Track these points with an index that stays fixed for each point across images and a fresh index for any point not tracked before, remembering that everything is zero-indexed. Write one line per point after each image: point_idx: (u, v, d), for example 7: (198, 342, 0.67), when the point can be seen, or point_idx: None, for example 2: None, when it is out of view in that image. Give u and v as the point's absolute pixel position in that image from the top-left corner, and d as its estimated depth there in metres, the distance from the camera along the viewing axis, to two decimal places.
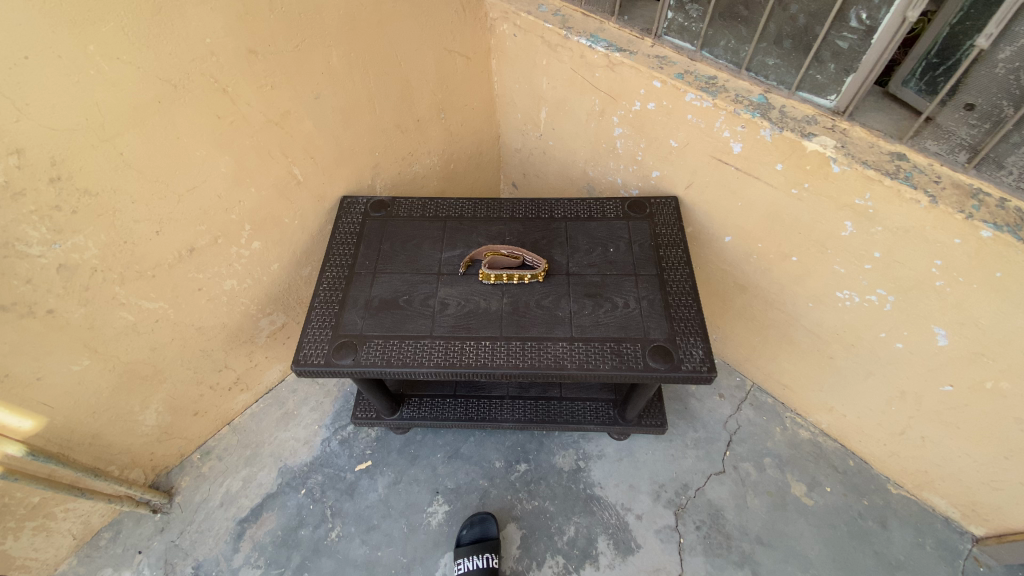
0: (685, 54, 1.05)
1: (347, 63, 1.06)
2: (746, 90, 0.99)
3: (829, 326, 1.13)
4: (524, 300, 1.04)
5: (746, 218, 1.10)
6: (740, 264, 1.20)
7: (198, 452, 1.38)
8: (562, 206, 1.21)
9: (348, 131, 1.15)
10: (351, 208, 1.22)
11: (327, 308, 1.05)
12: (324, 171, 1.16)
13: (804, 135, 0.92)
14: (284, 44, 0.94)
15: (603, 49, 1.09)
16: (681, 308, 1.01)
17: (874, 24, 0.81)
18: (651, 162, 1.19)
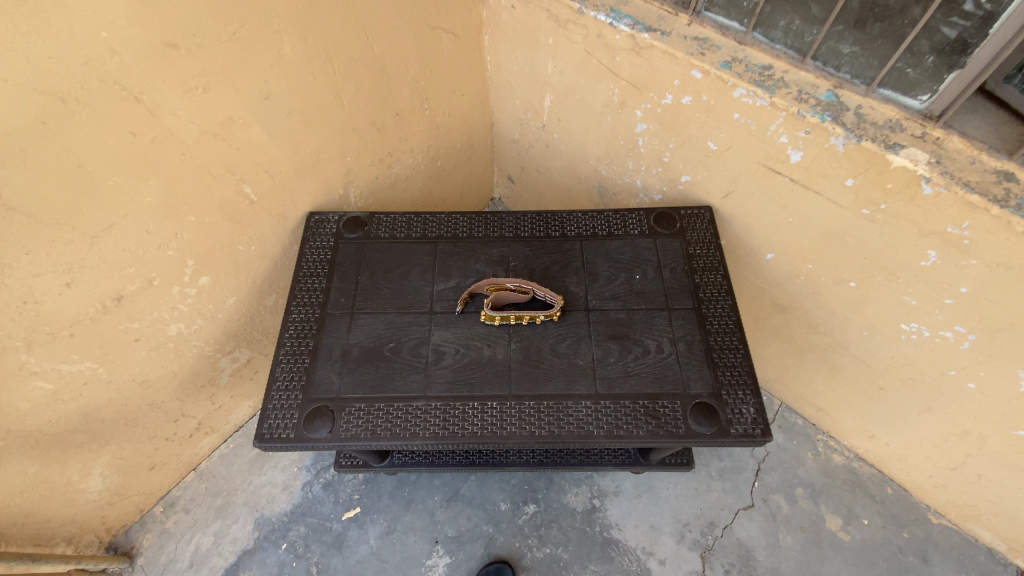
0: (731, 36, 0.84)
1: (303, 51, 0.83)
2: (811, 85, 0.79)
3: (884, 356, 0.99)
4: (536, 346, 0.86)
5: (797, 236, 0.93)
6: (782, 284, 1.04)
7: (160, 505, 1.21)
8: (575, 221, 1.01)
9: (310, 135, 0.93)
10: (320, 227, 1.00)
11: (295, 363, 0.85)
12: (282, 185, 0.95)
13: (888, 146, 0.73)
14: (216, 32, 0.71)
15: (628, 28, 0.87)
16: (725, 353, 0.85)
17: (997, 9, 0.62)
18: (681, 166, 0.99)
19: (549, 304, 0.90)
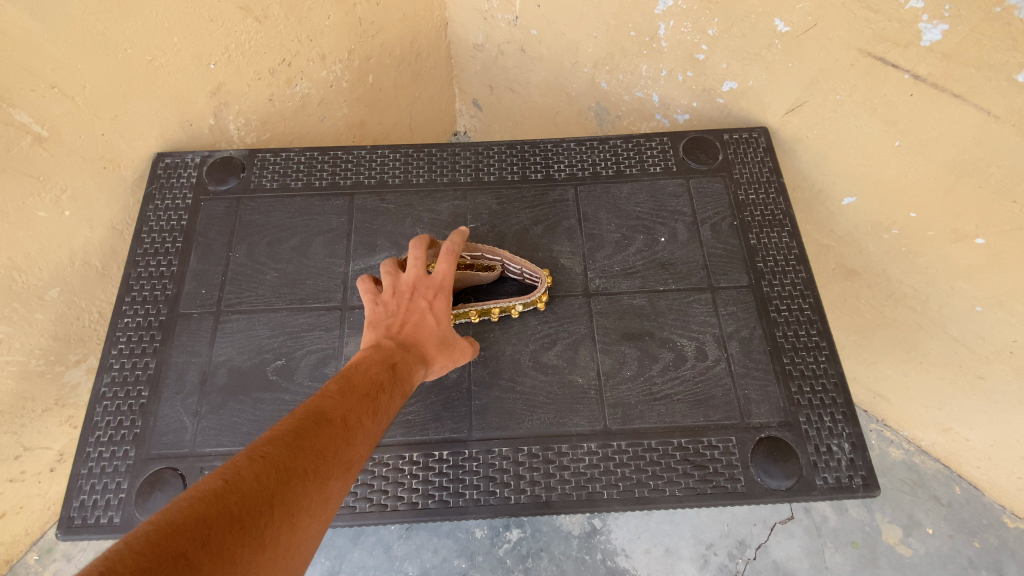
0: None
1: None
2: None
3: (1002, 339, 0.69)
4: (510, 357, 0.56)
5: (901, 170, 0.61)
6: (859, 241, 0.72)
7: (35, 551, 0.88)
8: (565, 155, 0.67)
9: (135, 18, 0.58)
10: (171, 176, 0.64)
11: (125, 397, 0.54)
12: (99, 104, 0.60)
13: None
14: None
15: None
16: (802, 357, 0.55)
17: None
18: (723, 67, 0.66)
19: (528, 283, 0.61)
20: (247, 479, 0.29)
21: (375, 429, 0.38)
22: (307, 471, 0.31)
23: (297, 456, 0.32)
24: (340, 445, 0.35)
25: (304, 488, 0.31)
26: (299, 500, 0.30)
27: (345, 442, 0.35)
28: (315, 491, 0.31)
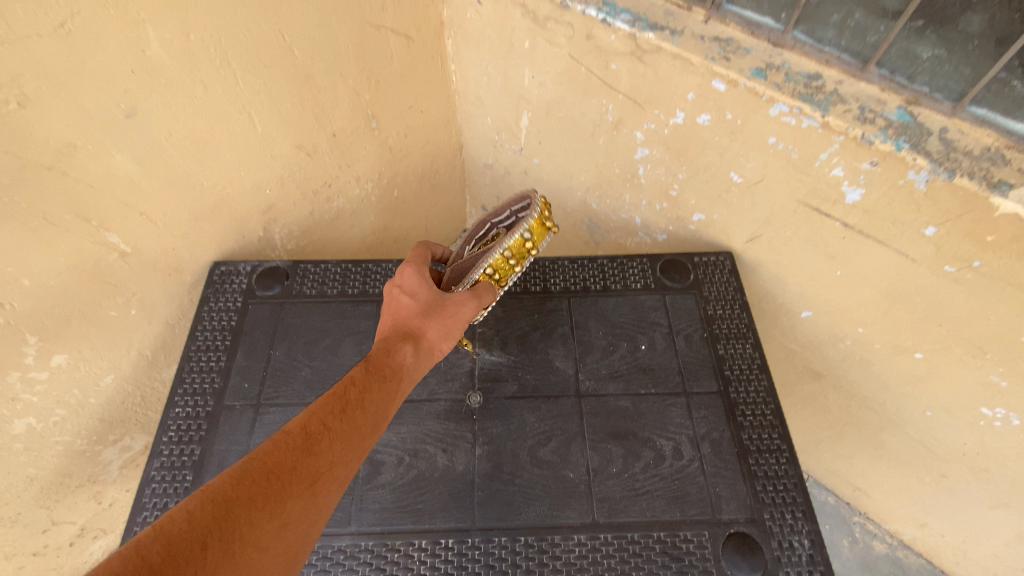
0: (763, 36, 0.63)
1: (181, 54, 0.60)
2: (876, 100, 0.59)
3: (953, 441, 0.77)
4: (511, 452, 0.64)
5: (845, 294, 0.72)
6: (821, 348, 0.82)
7: None
8: (561, 270, 0.79)
9: (207, 163, 0.70)
10: (226, 282, 0.74)
11: (171, 481, 0.62)
12: (171, 226, 0.72)
13: (991, 185, 0.53)
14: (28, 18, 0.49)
15: (625, 27, 0.66)
16: (764, 458, 0.63)
17: None
18: (693, 202, 0.79)
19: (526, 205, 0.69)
20: (178, 522, 0.33)
21: (334, 440, 0.45)
22: (256, 496, 0.38)
23: (247, 483, 0.38)
24: (298, 465, 0.42)
25: (255, 511, 0.37)
26: (246, 526, 0.36)
27: (303, 462, 0.42)
28: (267, 512, 0.38)
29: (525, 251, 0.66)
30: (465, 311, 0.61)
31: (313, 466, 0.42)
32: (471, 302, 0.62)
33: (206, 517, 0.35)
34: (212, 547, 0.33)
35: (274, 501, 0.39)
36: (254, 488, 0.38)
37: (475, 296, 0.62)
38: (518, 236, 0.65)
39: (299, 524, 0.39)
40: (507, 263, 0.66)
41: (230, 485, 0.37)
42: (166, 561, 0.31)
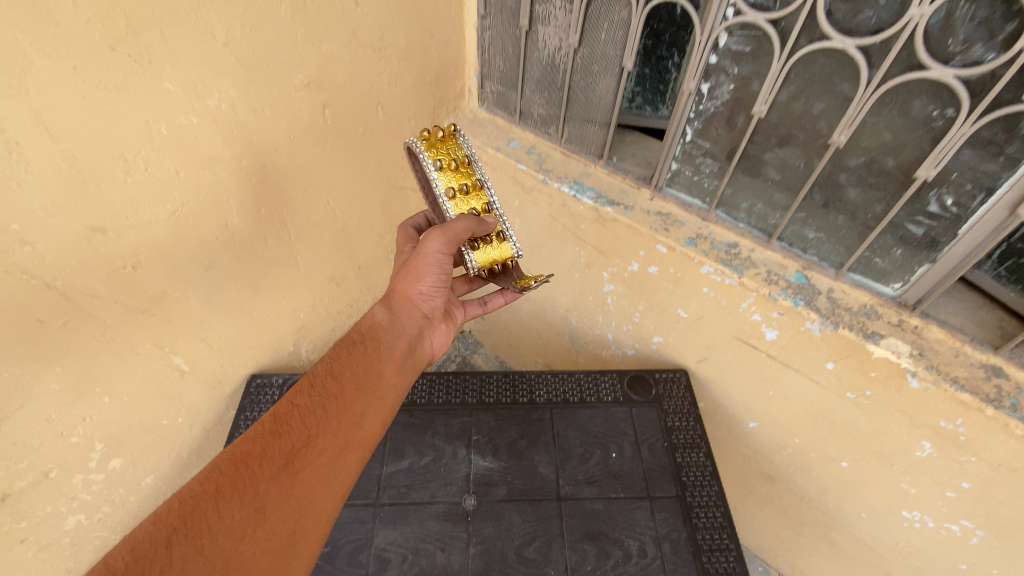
0: (694, 212, 0.84)
1: (254, 223, 0.79)
2: (779, 266, 0.77)
3: (890, 541, 0.88)
4: (500, 551, 0.75)
5: (779, 409, 0.87)
6: (769, 454, 0.95)
7: None
8: (544, 384, 0.94)
9: (259, 297, 0.88)
10: (262, 392, 0.96)
11: None
12: (222, 348, 0.88)
13: (867, 335, 0.70)
14: (152, 211, 0.67)
15: (591, 201, 0.90)
16: (716, 557, 0.74)
17: (962, 214, 0.61)
18: (653, 327, 0.97)
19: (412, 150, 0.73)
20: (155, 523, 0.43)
21: (304, 419, 0.54)
22: (221, 487, 0.46)
23: (214, 476, 0.47)
24: (265, 449, 0.51)
25: (222, 498, 0.46)
26: (213, 514, 0.45)
27: (270, 448, 0.51)
28: (232, 498, 0.46)
29: (460, 156, 0.72)
30: (435, 244, 0.66)
31: (279, 448, 0.51)
32: (435, 235, 0.65)
33: (172, 516, 0.43)
34: (176, 544, 0.42)
35: (244, 487, 0.47)
36: (216, 480, 0.47)
37: (439, 228, 0.66)
38: (438, 171, 0.70)
39: (276, 501, 0.48)
40: (469, 202, 0.72)
41: (195, 482, 0.46)
42: (135, 558, 0.40)
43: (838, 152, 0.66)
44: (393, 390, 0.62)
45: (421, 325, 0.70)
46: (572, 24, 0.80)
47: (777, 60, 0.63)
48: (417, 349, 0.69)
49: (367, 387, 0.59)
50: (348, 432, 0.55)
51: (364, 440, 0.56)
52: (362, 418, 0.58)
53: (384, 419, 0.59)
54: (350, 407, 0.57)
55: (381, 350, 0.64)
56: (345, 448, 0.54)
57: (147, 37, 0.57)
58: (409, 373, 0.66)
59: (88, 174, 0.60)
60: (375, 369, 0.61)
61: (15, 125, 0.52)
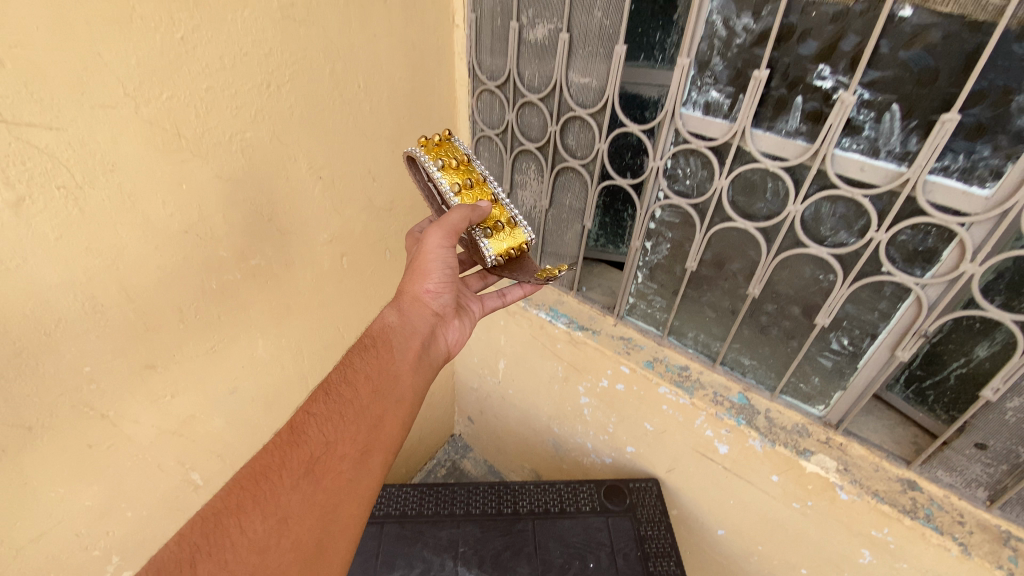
0: (651, 337, 1.01)
1: (274, 352, 0.95)
2: (724, 387, 0.92)
3: None
4: None
5: (742, 517, 0.96)
6: (739, 562, 1.02)
7: None
8: (527, 493, 1.02)
9: (272, 413, 1.01)
10: None
11: None
12: (235, 462, 0.98)
13: (799, 451, 0.82)
14: (195, 349, 0.81)
15: (564, 326, 1.08)
16: None
17: (857, 351, 0.76)
18: (625, 438, 1.09)
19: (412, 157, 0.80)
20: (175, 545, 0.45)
21: (319, 426, 0.56)
22: (242, 502, 0.49)
23: (234, 492, 0.50)
24: (285, 458, 0.53)
25: (243, 512, 0.48)
26: (235, 530, 0.47)
27: (289, 457, 0.53)
28: (254, 512, 0.48)
29: (459, 157, 0.79)
30: (438, 239, 0.74)
31: (298, 457, 0.53)
32: (434, 230, 0.73)
33: (196, 535, 0.46)
34: (200, 562, 0.44)
35: (264, 500, 0.50)
36: (236, 497, 0.49)
37: (438, 224, 0.73)
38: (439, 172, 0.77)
39: (298, 511, 0.50)
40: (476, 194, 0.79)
41: (216, 500, 0.49)
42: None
43: (755, 299, 0.82)
44: (409, 390, 0.66)
45: (432, 323, 0.76)
46: (544, 190, 1.02)
47: (699, 231, 0.82)
48: (431, 347, 0.75)
49: (382, 389, 0.63)
50: (368, 437, 0.58)
51: (384, 441, 0.60)
52: (383, 419, 0.61)
53: (402, 421, 0.63)
54: (369, 409, 0.60)
55: (393, 351, 0.68)
56: (365, 453, 0.57)
57: (211, 221, 0.74)
58: (423, 372, 0.71)
59: (150, 324, 0.74)
60: (388, 370, 0.65)
61: (105, 291, 0.67)
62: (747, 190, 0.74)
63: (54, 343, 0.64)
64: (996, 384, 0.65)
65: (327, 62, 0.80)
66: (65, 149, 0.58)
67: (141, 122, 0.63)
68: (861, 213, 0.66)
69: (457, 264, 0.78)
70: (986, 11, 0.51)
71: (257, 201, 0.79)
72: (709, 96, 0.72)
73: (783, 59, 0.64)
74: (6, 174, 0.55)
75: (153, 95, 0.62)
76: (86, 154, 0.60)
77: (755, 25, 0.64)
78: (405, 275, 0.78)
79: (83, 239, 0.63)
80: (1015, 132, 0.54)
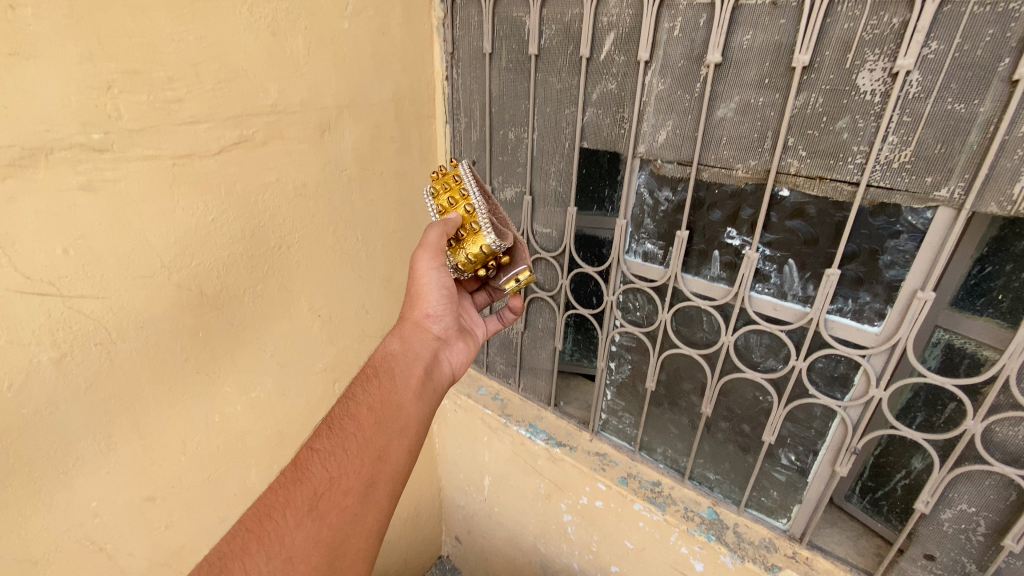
0: (624, 453, 1.07)
1: (266, 479, 1.02)
2: (694, 501, 0.97)
3: None
4: None
5: None
6: None
7: None
8: None
9: None
10: None
11: None
12: None
13: (768, 567, 0.87)
14: (193, 479, 0.88)
15: (544, 442, 1.14)
16: None
17: (804, 466, 0.83)
18: (609, 556, 1.11)
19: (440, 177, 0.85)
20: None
21: (321, 461, 0.61)
22: (247, 543, 0.53)
23: (241, 534, 0.54)
24: (288, 497, 0.57)
25: (248, 553, 0.52)
26: (242, 570, 0.51)
27: (293, 496, 0.57)
28: (258, 554, 0.53)
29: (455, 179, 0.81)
30: (427, 263, 0.78)
31: (302, 494, 0.58)
32: (422, 255, 0.78)
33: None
34: None
35: (268, 539, 0.54)
36: (243, 539, 0.53)
37: (422, 247, 0.77)
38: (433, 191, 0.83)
39: (302, 549, 0.55)
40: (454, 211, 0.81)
41: (225, 542, 0.53)
42: None
43: (709, 416, 0.91)
44: (413, 418, 0.70)
45: (434, 347, 0.81)
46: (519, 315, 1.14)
47: (652, 355, 0.93)
48: (435, 370, 0.80)
49: (386, 421, 0.67)
50: (372, 468, 0.63)
51: (388, 471, 0.64)
52: (387, 450, 0.65)
53: (406, 448, 0.67)
54: (372, 442, 0.65)
55: (396, 380, 0.73)
56: (369, 484, 0.62)
57: (220, 362, 0.86)
58: (428, 397, 0.75)
59: (155, 458, 0.81)
60: (391, 400, 0.70)
61: (121, 431, 0.76)
62: (687, 322, 0.87)
63: (68, 481, 0.72)
64: (925, 497, 0.72)
65: (331, 224, 0.96)
66: (106, 314, 0.70)
67: (171, 287, 0.76)
68: (782, 344, 0.78)
69: (452, 287, 0.83)
70: (845, 194, 0.65)
71: (262, 343, 0.92)
72: (646, 246, 0.87)
73: (698, 222, 0.80)
74: (54, 339, 0.66)
75: (186, 266, 0.76)
76: (122, 317, 0.71)
77: (673, 196, 0.81)
78: (406, 301, 0.83)
79: (109, 388, 0.73)
80: (886, 283, 0.67)
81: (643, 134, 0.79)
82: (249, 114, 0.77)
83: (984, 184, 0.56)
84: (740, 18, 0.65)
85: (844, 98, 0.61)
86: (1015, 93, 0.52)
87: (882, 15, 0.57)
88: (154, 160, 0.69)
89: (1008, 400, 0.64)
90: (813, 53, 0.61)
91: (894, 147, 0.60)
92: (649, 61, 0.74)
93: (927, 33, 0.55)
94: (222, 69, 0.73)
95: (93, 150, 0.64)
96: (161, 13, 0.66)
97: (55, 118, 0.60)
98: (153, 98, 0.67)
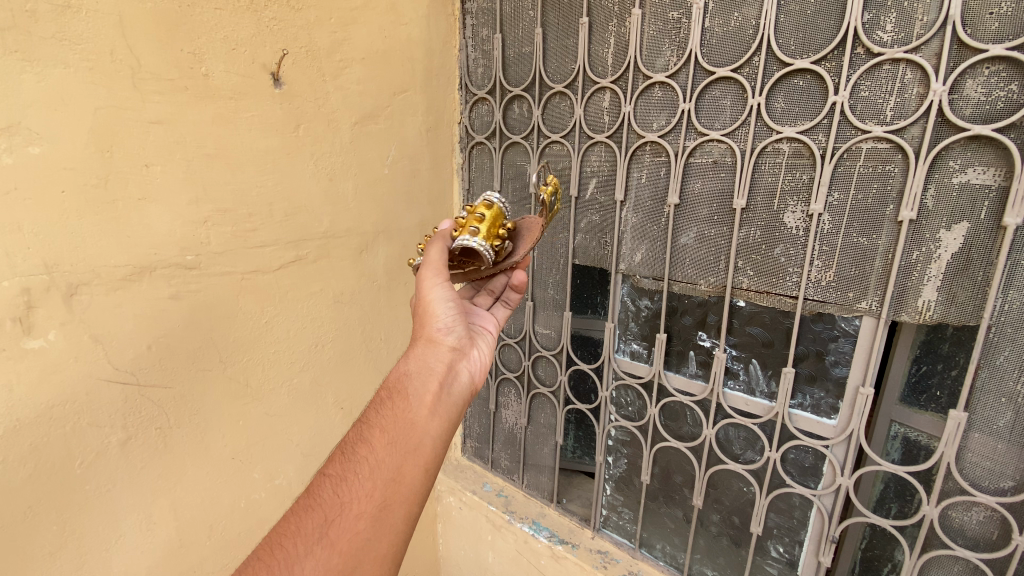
0: (625, 550, 1.11)
1: None
2: None
3: None
4: None
5: None
6: None
7: None
8: None
9: None
10: None
11: None
12: None
13: None
14: (210, 565, 0.94)
15: (546, 539, 1.17)
16: None
17: (793, 558, 0.88)
18: None
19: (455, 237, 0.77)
20: None
21: (332, 488, 0.57)
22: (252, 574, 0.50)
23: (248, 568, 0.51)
24: (299, 524, 0.54)
25: None
26: None
27: (304, 523, 0.54)
28: None
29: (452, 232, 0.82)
30: (431, 279, 0.75)
31: (312, 521, 0.54)
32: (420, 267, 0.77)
33: None
34: None
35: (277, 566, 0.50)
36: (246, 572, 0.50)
37: (423, 265, 0.77)
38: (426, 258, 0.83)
39: None
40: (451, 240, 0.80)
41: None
42: None
43: (701, 508, 0.97)
44: (428, 434, 0.64)
45: (450, 359, 0.74)
46: (522, 410, 1.24)
47: (645, 448, 1.01)
48: (451, 385, 0.72)
49: (400, 440, 0.62)
50: (385, 491, 0.58)
51: (404, 495, 0.59)
52: (403, 470, 0.60)
53: (423, 468, 0.62)
54: (385, 463, 0.60)
55: (409, 400, 0.66)
56: (382, 507, 0.57)
57: (251, 448, 0.97)
58: (445, 415, 0.68)
59: (183, 539, 0.88)
60: (406, 416, 0.64)
61: (162, 511, 0.84)
62: (673, 417, 0.97)
63: (107, 559, 0.79)
64: None
65: (359, 328, 1.12)
66: (170, 401, 0.82)
67: (224, 378, 0.89)
68: (757, 437, 0.87)
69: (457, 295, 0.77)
70: (788, 305, 0.79)
71: (288, 432, 1.03)
72: (632, 346, 1.01)
73: (673, 327, 0.94)
74: (125, 423, 0.77)
75: (236, 360, 0.91)
76: (181, 404, 0.84)
77: (651, 304, 0.96)
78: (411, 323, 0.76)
79: (159, 468, 0.83)
80: (835, 379, 0.78)
81: (624, 255, 0.96)
82: (305, 239, 0.97)
83: (895, 298, 0.70)
84: (691, 171, 0.85)
85: (776, 231, 0.78)
86: (902, 230, 0.67)
87: (795, 173, 0.75)
88: (228, 274, 0.87)
89: (955, 486, 0.71)
90: (748, 198, 0.80)
91: (820, 269, 0.75)
92: (624, 200, 0.94)
93: (829, 185, 0.72)
94: (288, 207, 0.94)
95: (185, 268, 0.81)
96: (251, 168, 0.87)
97: (162, 244, 0.78)
98: (236, 228, 0.87)
